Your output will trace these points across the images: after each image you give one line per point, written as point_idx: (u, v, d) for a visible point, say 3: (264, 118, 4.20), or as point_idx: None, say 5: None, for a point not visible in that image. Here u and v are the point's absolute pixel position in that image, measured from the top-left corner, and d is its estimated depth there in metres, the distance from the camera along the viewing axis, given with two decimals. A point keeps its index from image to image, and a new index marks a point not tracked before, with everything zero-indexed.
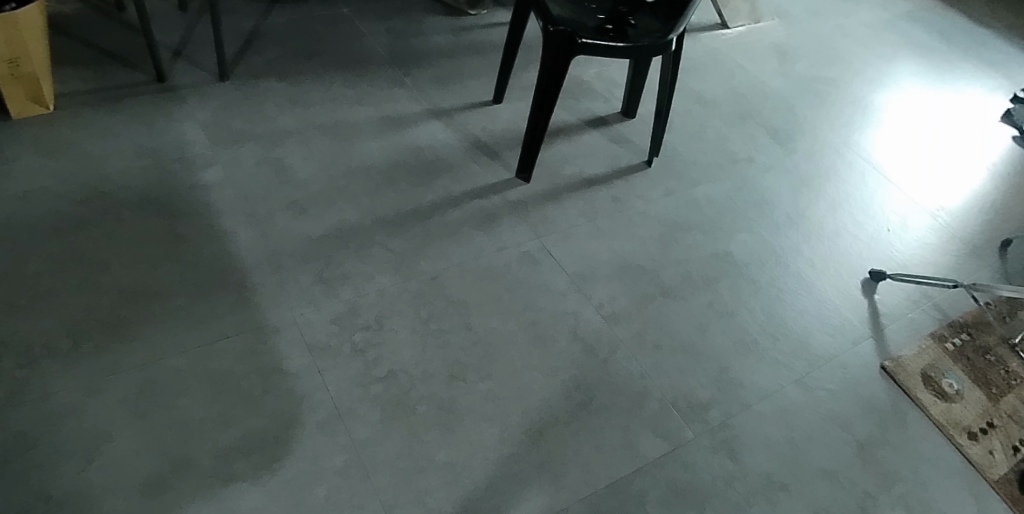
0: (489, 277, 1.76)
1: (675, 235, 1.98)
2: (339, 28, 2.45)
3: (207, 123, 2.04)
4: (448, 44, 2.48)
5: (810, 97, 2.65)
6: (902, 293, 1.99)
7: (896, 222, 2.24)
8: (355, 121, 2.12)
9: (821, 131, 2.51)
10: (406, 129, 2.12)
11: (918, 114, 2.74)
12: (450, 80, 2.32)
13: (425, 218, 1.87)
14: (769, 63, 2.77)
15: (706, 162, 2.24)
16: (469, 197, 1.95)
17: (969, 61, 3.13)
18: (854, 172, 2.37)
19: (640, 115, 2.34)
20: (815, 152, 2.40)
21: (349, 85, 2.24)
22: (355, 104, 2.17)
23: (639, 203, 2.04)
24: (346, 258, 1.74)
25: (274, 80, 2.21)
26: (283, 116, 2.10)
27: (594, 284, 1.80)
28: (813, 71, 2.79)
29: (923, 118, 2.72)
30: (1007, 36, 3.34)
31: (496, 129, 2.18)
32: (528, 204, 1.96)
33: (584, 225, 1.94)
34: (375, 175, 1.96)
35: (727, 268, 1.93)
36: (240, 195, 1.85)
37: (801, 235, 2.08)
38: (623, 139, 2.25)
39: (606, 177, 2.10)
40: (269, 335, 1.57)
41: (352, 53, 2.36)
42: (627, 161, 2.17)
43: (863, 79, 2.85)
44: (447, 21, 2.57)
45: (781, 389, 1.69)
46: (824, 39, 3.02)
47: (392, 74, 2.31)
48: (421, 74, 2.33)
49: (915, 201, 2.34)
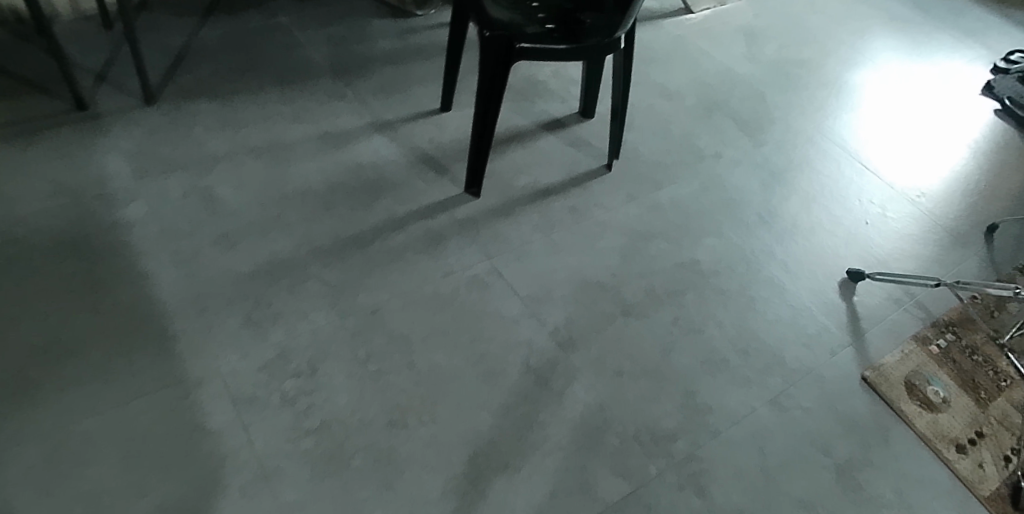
0: (434, 307, 1.63)
1: (637, 245, 1.85)
2: (276, 38, 2.30)
3: (132, 153, 1.89)
4: (393, 48, 2.32)
5: (780, 82, 2.51)
6: (883, 293, 1.87)
7: (875, 213, 2.11)
8: (292, 140, 1.97)
9: (794, 118, 2.37)
10: (346, 146, 1.97)
11: (896, 92, 2.59)
12: (395, 89, 2.17)
13: (365, 245, 1.73)
14: (737, 48, 2.62)
15: (670, 161, 2.11)
16: (414, 218, 1.81)
17: (948, 32, 2.98)
18: (829, 161, 2.23)
19: (598, 115, 2.20)
20: (787, 142, 2.27)
21: (286, 100, 2.08)
22: (293, 121, 2.02)
23: (598, 212, 1.91)
24: (278, 296, 1.61)
25: (205, 100, 2.05)
26: (213, 140, 1.94)
27: (548, 308, 1.67)
28: (784, 54, 2.65)
29: (900, 96, 2.58)
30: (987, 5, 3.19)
31: (444, 140, 2.03)
32: (478, 221, 1.83)
33: (539, 241, 1.81)
34: (312, 199, 1.82)
35: (693, 278, 1.79)
36: (165, 231, 1.72)
37: (773, 235, 1.95)
38: (581, 141, 2.11)
39: (563, 186, 1.97)
40: (192, 390, 1.45)
41: (290, 64, 2.21)
42: (585, 166, 2.04)
43: (836, 58, 2.71)
44: (392, 24, 2.42)
45: (753, 411, 1.56)
46: (795, 18, 2.87)
47: (332, 84, 2.16)
48: (364, 83, 2.18)
49: (895, 188, 2.20)
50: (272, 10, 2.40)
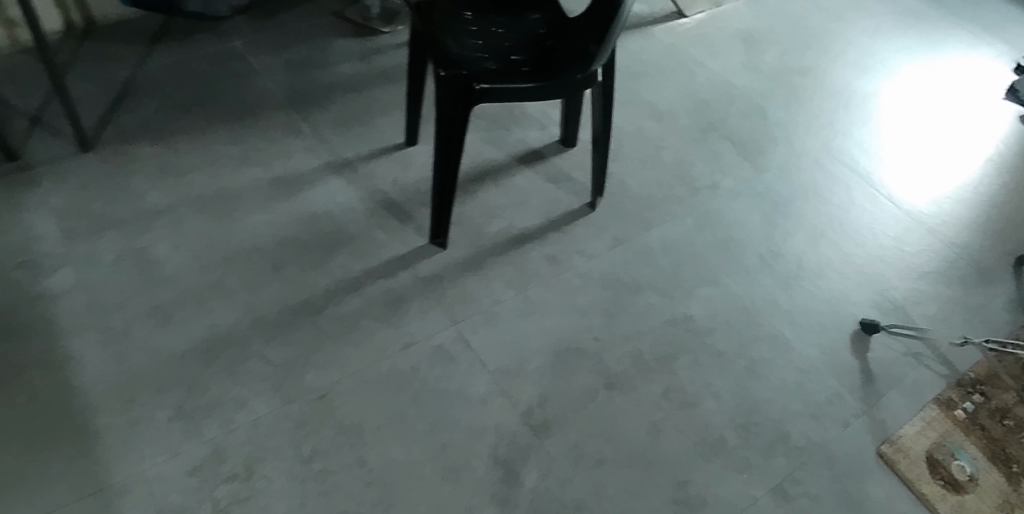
0: (391, 387, 1.44)
1: (624, 300, 1.65)
2: (227, 64, 2.08)
3: (63, 211, 1.68)
4: (356, 72, 2.12)
5: (783, 95, 2.28)
6: (899, 348, 1.69)
7: (890, 248, 1.91)
8: (240, 187, 1.77)
9: (798, 137, 2.15)
10: (299, 192, 1.78)
11: (910, 99, 2.37)
12: (357, 121, 1.97)
13: (316, 314, 1.54)
14: (735, 56, 2.39)
15: (662, 196, 1.90)
16: (371, 277, 1.62)
17: (964, 27, 2.74)
18: (839, 187, 2.02)
19: (582, 143, 1.99)
20: (793, 165, 2.05)
21: (234, 140, 1.88)
22: (241, 166, 1.82)
23: (580, 261, 1.71)
24: (215, 380, 1.43)
25: (147, 143, 1.85)
26: (153, 191, 1.74)
27: (521, 383, 1.48)
28: (786, 61, 2.42)
29: (915, 103, 2.35)
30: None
31: (409, 181, 1.83)
32: (443, 278, 1.63)
33: (513, 300, 1.62)
34: (259, 259, 1.63)
35: (685, 339, 1.60)
36: (93, 306, 1.52)
37: (778, 282, 1.76)
38: (561, 176, 1.90)
39: (540, 230, 1.76)
40: (113, 499, 1.27)
41: (242, 95, 2.00)
42: (567, 206, 1.83)
43: (842, 62, 2.48)
44: (356, 44, 2.21)
45: (753, 502, 1.38)
46: (797, 17, 2.64)
47: (287, 119, 1.96)
48: (322, 115, 1.98)
49: (911, 215, 2.00)
50: (224, 31, 2.18)
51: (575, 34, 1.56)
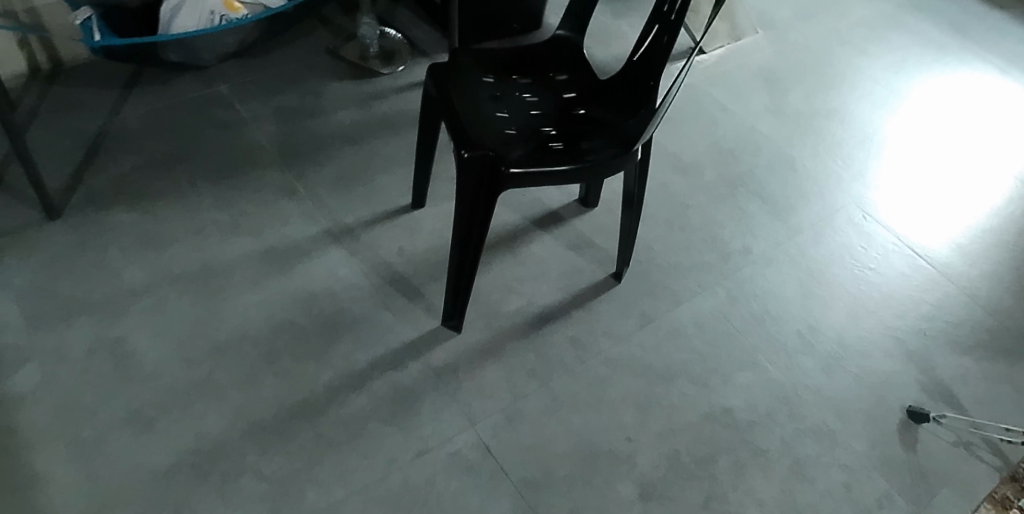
0: (404, 506, 1.28)
1: (656, 391, 1.50)
2: (212, 114, 1.91)
3: (29, 294, 1.51)
4: (354, 121, 1.95)
5: (810, 142, 2.14)
6: (950, 437, 1.55)
7: (933, 319, 1.77)
8: (229, 261, 1.61)
9: (829, 191, 2.01)
10: (295, 267, 1.61)
11: (943, 143, 2.22)
12: (357, 179, 1.80)
13: (316, 417, 1.38)
14: (757, 97, 2.25)
15: (691, 263, 1.75)
16: (378, 369, 1.45)
17: (991, 59, 2.60)
18: (874, 250, 1.89)
19: (601, 203, 1.84)
20: (825, 225, 1.91)
21: (222, 205, 1.71)
22: (230, 235, 1.66)
23: (607, 344, 1.56)
24: (203, 501, 1.26)
25: (123, 210, 1.68)
26: (131, 268, 1.58)
27: (547, 497, 1.33)
28: (811, 102, 2.28)
29: (949, 148, 2.21)
30: None
31: (417, 250, 1.66)
32: (458, 369, 1.47)
33: (535, 393, 1.46)
34: (251, 349, 1.46)
35: (725, 437, 1.46)
36: (62, 410, 1.35)
37: (820, 363, 1.62)
38: (582, 241, 1.74)
39: (562, 308, 1.60)
40: None
41: (229, 151, 1.83)
42: (589, 278, 1.67)
43: (868, 102, 2.34)
44: (354, 87, 2.04)
45: None
46: (818, 51, 2.50)
47: (279, 177, 1.79)
48: (318, 173, 1.81)
49: (952, 280, 1.86)
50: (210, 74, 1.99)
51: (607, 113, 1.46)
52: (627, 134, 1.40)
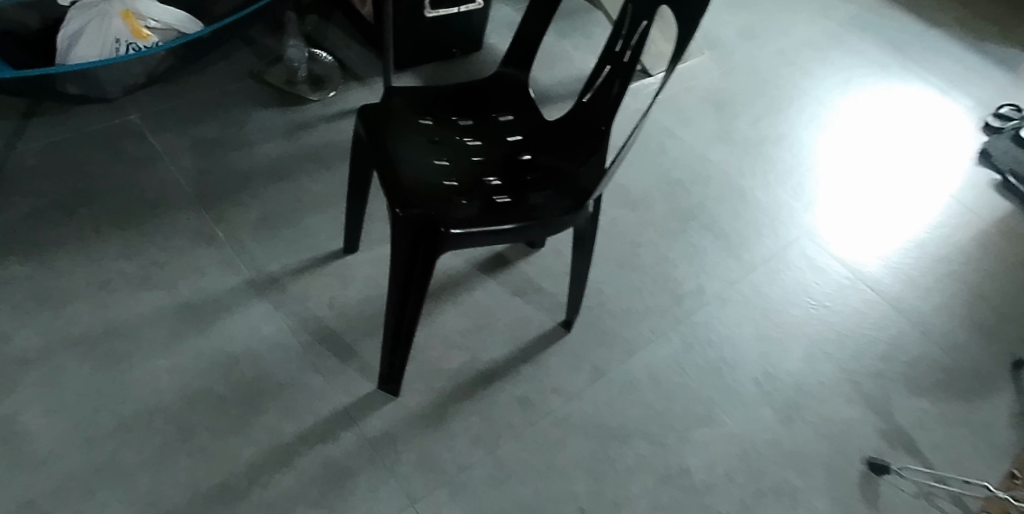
0: None
1: (610, 453, 1.40)
2: (121, 147, 1.74)
3: None
4: (280, 154, 1.80)
5: (761, 171, 2.08)
6: (910, 488, 1.49)
7: (888, 357, 1.72)
8: (138, 320, 1.45)
9: (780, 222, 1.95)
10: (214, 325, 1.46)
11: (893, 168, 2.18)
12: (284, 221, 1.66)
13: (235, 502, 1.24)
14: (706, 122, 2.18)
15: (643, 307, 1.66)
16: (307, 442, 1.32)
17: (936, 76, 2.58)
18: (828, 283, 1.83)
19: (549, 241, 1.74)
20: (778, 259, 1.85)
21: (131, 254, 1.55)
22: (140, 289, 1.50)
23: (557, 402, 1.45)
24: None
25: (16, 262, 1.50)
26: (25, 330, 1.41)
27: None
28: (760, 127, 2.22)
29: (899, 173, 2.17)
30: (971, 30, 2.81)
31: (350, 302, 1.53)
32: (396, 439, 1.35)
33: (480, 462, 1.34)
34: (163, 424, 1.31)
35: (682, 501, 1.37)
36: None
37: (778, 413, 1.54)
38: (529, 286, 1.64)
39: (508, 363, 1.50)
40: None
41: (139, 191, 1.66)
42: (537, 327, 1.57)
43: (817, 125, 2.28)
44: (280, 116, 1.88)
45: None
46: (766, 71, 2.44)
47: (196, 220, 1.63)
48: (240, 214, 1.66)
49: (905, 314, 1.82)
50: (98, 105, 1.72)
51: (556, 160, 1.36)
52: (578, 184, 1.30)
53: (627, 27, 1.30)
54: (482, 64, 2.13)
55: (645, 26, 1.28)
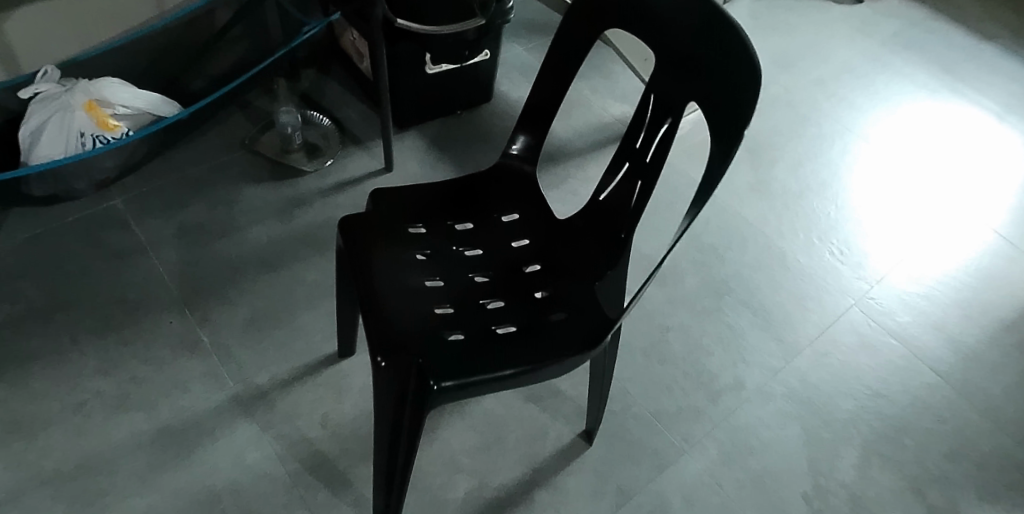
0: None
1: None
2: (102, 238, 1.60)
3: None
4: (273, 239, 1.65)
5: (803, 229, 1.85)
6: None
7: (963, 454, 1.49)
8: (115, 450, 1.32)
9: (829, 290, 1.72)
10: (198, 455, 1.33)
11: (963, 223, 1.91)
12: (275, 321, 1.52)
13: None
14: (740, 173, 1.97)
15: (674, 409, 1.48)
16: None
17: (1001, 94, 2.31)
18: (886, 365, 1.61)
19: None
20: (826, 338, 1.63)
21: (107, 369, 1.42)
22: (117, 412, 1.37)
23: None
24: None
25: None
26: None
27: None
28: (802, 173, 1.99)
29: (971, 228, 1.91)
30: None
31: (346, 420, 1.40)
32: None
33: None
34: None
35: None
36: None
37: None
38: (544, 390, 1.47)
39: (520, 489, 1.34)
40: None
41: (120, 291, 1.53)
42: (554, 442, 1.41)
43: (868, 168, 2.03)
44: (273, 192, 1.73)
45: None
46: (808, 103, 2.20)
47: (180, 324, 1.49)
48: (228, 314, 1.52)
49: (981, 397, 1.58)
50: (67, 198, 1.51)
51: (571, 273, 1.16)
52: (594, 308, 1.10)
53: (648, 122, 1.09)
54: (492, 117, 1.95)
55: (670, 125, 1.06)
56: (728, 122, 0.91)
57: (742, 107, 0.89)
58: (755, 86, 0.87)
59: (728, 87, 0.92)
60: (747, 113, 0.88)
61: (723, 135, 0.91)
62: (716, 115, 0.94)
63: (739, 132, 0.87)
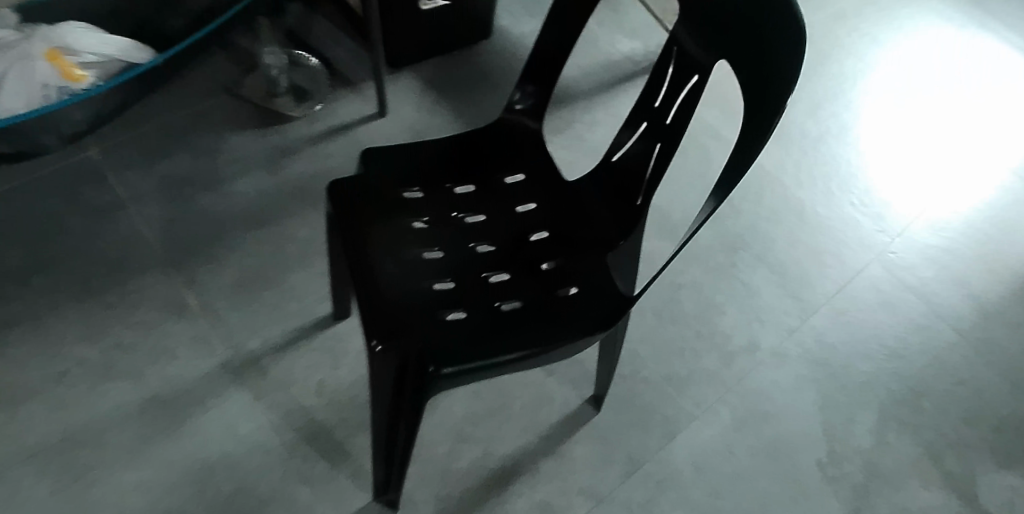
0: None
1: None
2: (79, 193, 1.50)
3: None
4: (260, 191, 1.55)
5: (822, 177, 1.75)
6: None
7: (982, 418, 1.44)
8: (102, 422, 1.27)
9: (847, 244, 1.64)
10: (189, 425, 1.28)
11: (990, 170, 1.82)
12: (266, 281, 1.44)
13: None
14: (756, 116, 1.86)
15: (685, 372, 1.42)
16: None
17: None
18: (905, 324, 1.54)
19: None
20: (843, 296, 1.56)
21: (90, 336, 1.35)
22: (103, 381, 1.31)
23: (583, 507, 1.26)
24: None
25: None
26: None
27: None
28: (822, 115, 1.88)
29: (997, 175, 1.81)
30: None
31: (343, 387, 1.34)
32: None
33: None
34: None
35: None
36: None
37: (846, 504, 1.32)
38: None
39: (526, 458, 1.30)
40: None
41: (100, 250, 1.44)
42: (560, 408, 1.35)
43: (891, 109, 1.91)
44: (259, 140, 1.62)
45: None
46: (829, 38, 2.07)
47: (164, 286, 1.41)
48: (216, 275, 1.44)
49: (1002, 358, 1.52)
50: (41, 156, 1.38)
51: (581, 242, 1.07)
52: (606, 283, 1.02)
53: (670, 80, 0.98)
54: (493, 56, 1.82)
55: (697, 81, 0.94)
56: (762, 86, 0.80)
57: (780, 67, 0.78)
58: (796, 44, 0.76)
59: (761, 47, 0.82)
60: (785, 74, 0.77)
61: (757, 99, 0.80)
62: (747, 77, 0.84)
63: (778, 97, 0.76)
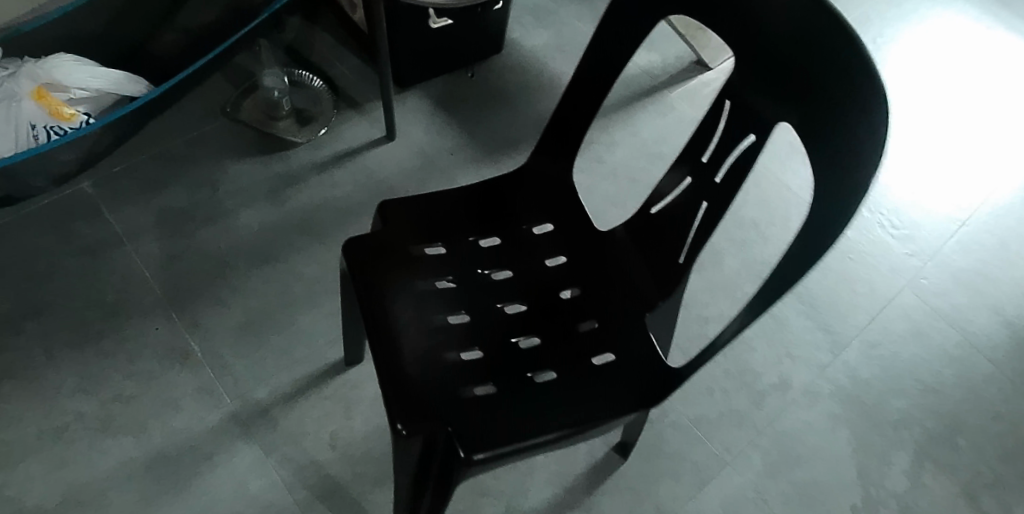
0: None
1: None
2: (72, 229, 1.42)
3: None
4: (264, 224, 1.47)
5: None
6: None
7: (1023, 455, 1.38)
8: (103, 481, 1.20)
9: (878, 270, 1.57)
10: (195, 484, 1.21)
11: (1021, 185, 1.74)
12: (273, 323, 1.37)
13: None
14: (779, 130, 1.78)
15: (713, 414, 1.36)
16: None
17: None
18: (940, 355, 1.48)
19: None
20: (875, 326, 1.50)
21: (88, 387, 1.28)
22: (103, 436, 1.24)
23: None
24: None
25: None
26: None
27: None
28: None
29: None
30: None
31: (356, 438, 1.27)
32: None
33: None
34: None
35: None
36: None
37: None
38: None
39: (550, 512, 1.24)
40: None
41: (96, 291, 1.36)
42: (585, 456, 1.29)
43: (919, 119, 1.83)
44: (261, 168, 1.54)
45: None
46: None
47: (165, 331, 1.34)
48: (220, 317, 1.36)
49: None
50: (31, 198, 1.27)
51: (614, 302, 1.00)
52: (643, 349, 0.95)
53: (723, 134, 0.91)
54: (504, 72, 1.74)
55: (752, 142, 0.89)
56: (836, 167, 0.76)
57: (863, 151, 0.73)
58: (885, 120, 0.70)
59: (834, 122, 0.78)
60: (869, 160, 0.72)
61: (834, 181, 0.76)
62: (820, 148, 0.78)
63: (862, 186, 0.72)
